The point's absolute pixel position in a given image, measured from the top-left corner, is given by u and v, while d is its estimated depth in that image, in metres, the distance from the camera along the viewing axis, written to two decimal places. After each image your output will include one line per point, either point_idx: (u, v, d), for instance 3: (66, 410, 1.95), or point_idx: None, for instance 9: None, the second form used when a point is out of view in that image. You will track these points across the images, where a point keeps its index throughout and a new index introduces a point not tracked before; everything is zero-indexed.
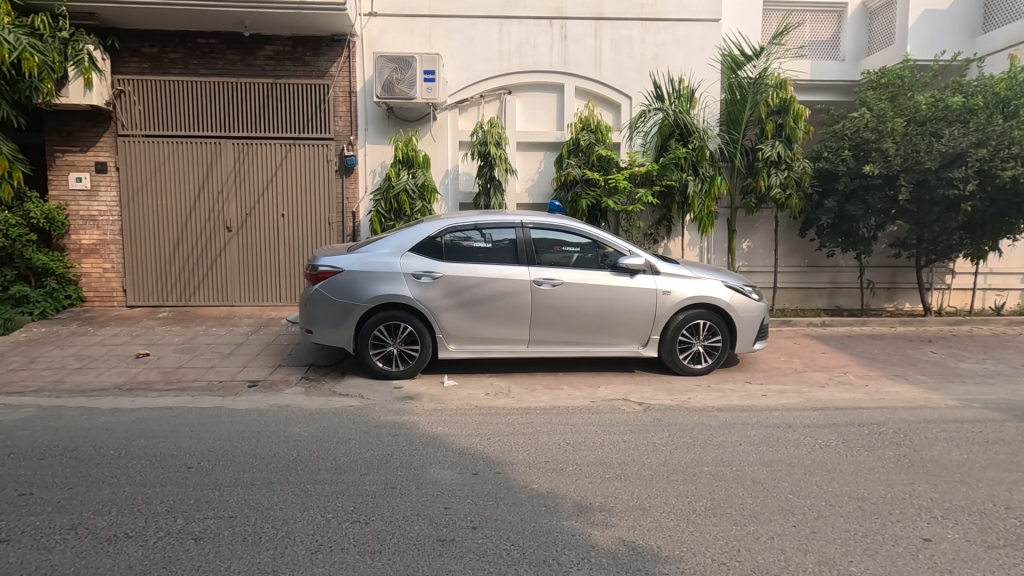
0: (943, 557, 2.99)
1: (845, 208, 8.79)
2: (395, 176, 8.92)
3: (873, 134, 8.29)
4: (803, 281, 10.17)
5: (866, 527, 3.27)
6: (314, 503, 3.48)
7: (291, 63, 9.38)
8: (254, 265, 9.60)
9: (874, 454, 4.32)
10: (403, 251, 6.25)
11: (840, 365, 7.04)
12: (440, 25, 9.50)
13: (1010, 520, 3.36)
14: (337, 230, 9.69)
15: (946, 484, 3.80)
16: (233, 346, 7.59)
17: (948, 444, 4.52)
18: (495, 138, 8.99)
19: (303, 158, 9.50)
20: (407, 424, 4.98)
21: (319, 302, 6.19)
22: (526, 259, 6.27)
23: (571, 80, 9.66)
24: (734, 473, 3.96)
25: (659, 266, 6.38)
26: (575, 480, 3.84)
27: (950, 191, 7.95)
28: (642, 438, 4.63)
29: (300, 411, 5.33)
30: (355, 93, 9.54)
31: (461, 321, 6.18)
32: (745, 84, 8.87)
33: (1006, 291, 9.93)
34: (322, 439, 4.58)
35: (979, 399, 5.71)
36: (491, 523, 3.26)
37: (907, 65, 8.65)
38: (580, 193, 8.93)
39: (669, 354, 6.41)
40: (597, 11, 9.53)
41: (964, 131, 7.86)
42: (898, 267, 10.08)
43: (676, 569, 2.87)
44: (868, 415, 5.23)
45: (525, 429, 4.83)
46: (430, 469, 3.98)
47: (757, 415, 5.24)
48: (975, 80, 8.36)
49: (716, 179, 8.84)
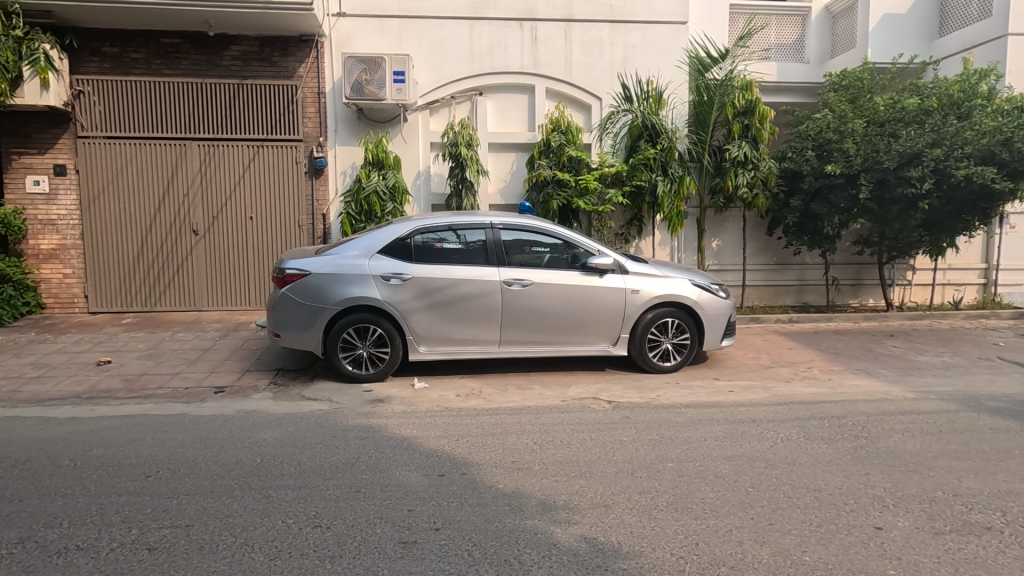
0: (893, 545, 3.08)
1: (810, 207, 9.04)
2: (365, 177, 8.87)
3: (835, 134, 8.50)
4: (772, 279, 10.38)
5: (821, 517, 3.37)
6: (275, 510, 3.44)
7: (258, 63, 9.26)
8: (223, 269, 9.44)
9: (834, 446, 4.43)
10: (372, 252, 6.21)
11: (805, 360, 7.20)
12: (410, 26, 9.46)
13: (957, 506, 3.48)
14: (308, 233, 9.58)
15: (900, 474, 3.92)
16: (200, 352, 7.45)
17: (904, 435, 4.66)
18: (467, 139, 8.99)
19: (271, 160, 9.36)
20: (376, 427, 4.94)
21: (287, 306, 6.11)
22: (497, 260, 6.28)
23: (541, 81, 9.71)
24: (698, 468, 4.03)
25: (629, 265, 6.45)
26: (541, 479, 3.87)
27: (908, 190, 8.19)
28: (610, 436, 4.68)
29: (267, 416, 5.26)
30: (324, 94, 9.45)
31: (431, 323, 6.16)
32: (712, 86, 9.05)
33: (964, 286, 10.25)
34: (289, 444, 4.53)
35: (936, 392, 5.90)
36: (455, 524, 3.26)
37: (867, 67, 8.87)
38: (552, 194, 8.97)
39: (638, 353, 6.49)
40: (567, 13, 9.59)
41: (920, 131, 8.11)
42: (862, 264, 10.39)
43: (637, 565, 2.89)
44: (830, 409, 5.36)
45: (494, 430, 4.84)
46: (396, 472, 3.96)
47: (724, 410, 5.33)
48: (931, 82, 8.62)
49: (685, 178, 9.00)
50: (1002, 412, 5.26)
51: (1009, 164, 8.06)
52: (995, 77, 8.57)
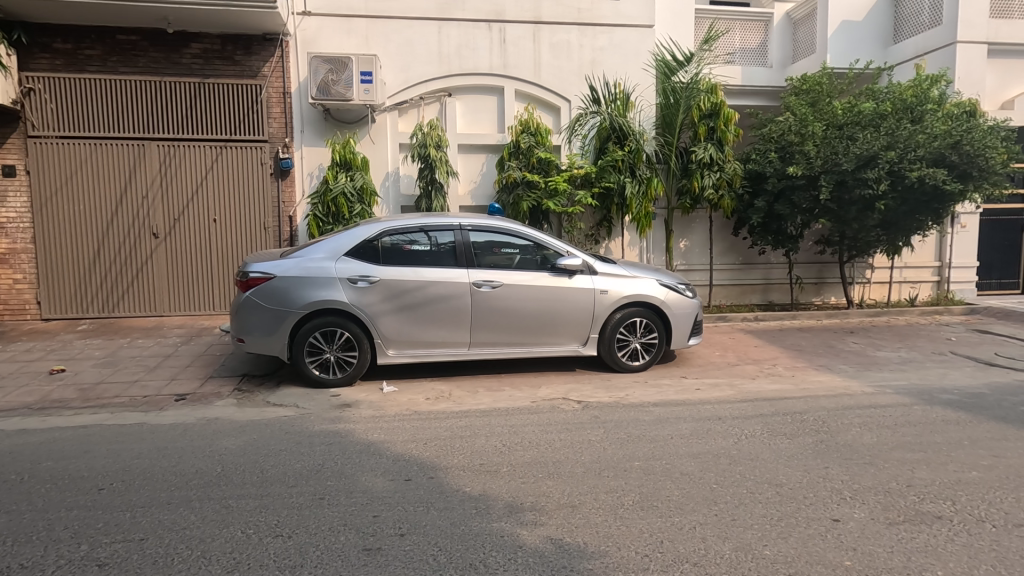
0: (850, 536, 3.17)
1: (774, 208, 9.28)
2: (332, 179, 8.75)
3: (796, 137, 8.77)
4: (739, 278, 10.60)
5: (782, 511, 3.44)
6: (234, 520, 3.34)
7: (221, 62, 9.03)
8: (185, 272, 9.18)
9: (795, 441, 4.54)
10: (339, 255, 6.12)
11: (770, 358, 7.37)
12: (378, 26, 9.36)
13: (910, 497, 3.60)
14: (274, 235, 9.38)
15: (857, 467, 4.04)
16: (161, 358, 7.21)
17: (862, 428, 4.81)
18: (436, 141, 8.95)
19: (235, 161, 9.15)
20: (343, 432, 4.86)
21: (251, 309, 5.97)
22: (466, 261, 6.26)
23: (510, 83, 9.72)
24: (664, 466, 4.07)
25: (597, 266, 6.51)
26: (509, 481, 3.86)
27: (865, 191, 8.40)
28: (578, 436, 4.70)
29: (230, 423, 5.12)
30: (289, 94, 9.27)
31: (400, 326, 6.09)
32: (678, 88, 9.19)
33: (919, 284, 10.64)
34: (251, 451, 4.42)
35: (893, 386, 6.10)
36: (420, 529, 3.23)
37: (826, 72, 9.21)
38: (521, 195, 8.97)
39: (608, 353, 6.54)
40: (535, 15, 9.63)
41: (876, 134, 8.36)
42: (824, 263, 10.71)
43: (602, 565, 2.90)
44: (792, 405, 5.49)
45: (462, 432, 4.82)
46: (362, 478, 3.91)
47: (690, 408, 5.41)
48: (887, 87, 8.96)
49: (653, 180, 9.12)
50: (954, 404, 5.46)
51: (958, 166, 8.32)
52: (945, 83, 8.96)
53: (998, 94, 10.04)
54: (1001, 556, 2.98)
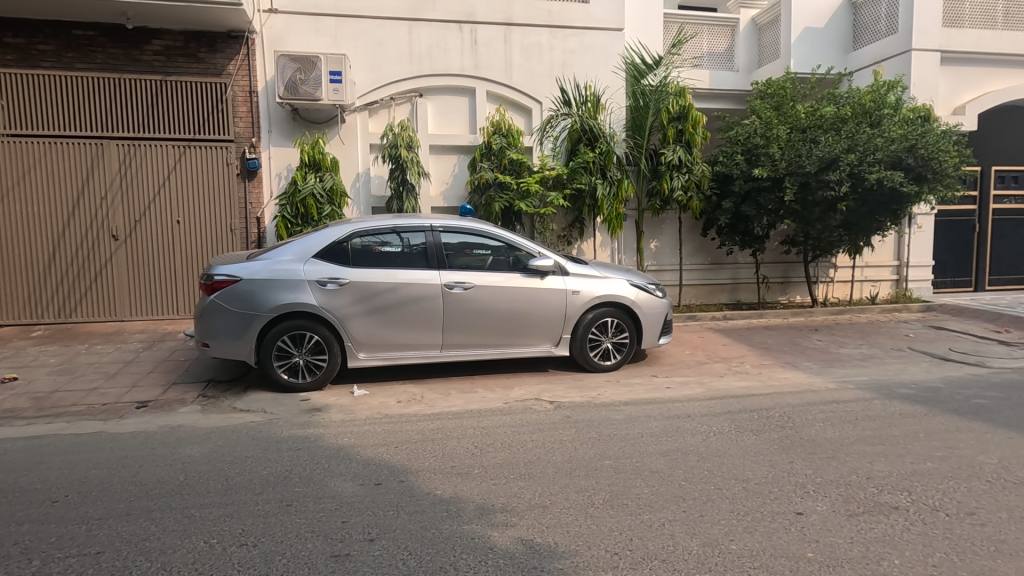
0: (812, 529, 3.25)
1: (740, 209, 9.49)
2: (301, 180, 8.60)
3: (761, 139, 9.04)
4: (708, 278, 10.81)
5: (748, 506, 3.51)
6: (197, 530, 3.25)
7: (184, 59, 8.79)
8: (147, 276, 8.90)
9: (761, 437, 4.64)
10: (308, 257, 6.01)
11: (738, 356, 7.53)
12: (347, 25, 9.24)
13: (870, 489, 3.72)
14: (240, 237, 9.16)
15: (820, 461, 4.15)
16: (121, 365, 6.98)
17: (825, 423, 4.95)
18: (407, 141, 8.89)
19: (198, 161, 8.91)
20: (311, 437, 4.77)
21: (217, 313, 5.82)
22: (438, 263, 6.22)
23: (482, 84, 9.71)
24: (634, 465, 4.12)
25: (569, 267, 6.55)
26: (480, 482, 3.85)
27: (827, 193, 8.64)
28: (550, 436, 4.72)
29: (194, 430, 4.98)
30: (256, 93, 9.08)
31: (370, 328, 6.02)
32: (648, 91, 9.32)
33: (879, 282, 11.00)
34: (216, 459, 4.31)
35: (854, 381, 6.30)
36: (390, 533, 3.20)
37: (790, 76, 9.51)
38: (493, 197, 8.97)
39: (580, 353, 6.58)
40: (506, 16, 9.64)
41: (837, 138, 8.61)
42: (789, 263, 10.99)
43: (572, 564, 2.91)
44: (759, 401, 5.62)
45: (434, 435, 4.79)
46: (331, 483, 3.84)
47: (660, 406, 5.49)
48: (847, 92, 9.26)
49: (623, 182, 9.23)
50: (911, 398, 5.66)
51: (914, 169, 8.60)
52: (901, 90, 9.30)
53: (952, 99, 10.43)
54: (954, 543, 3.09)
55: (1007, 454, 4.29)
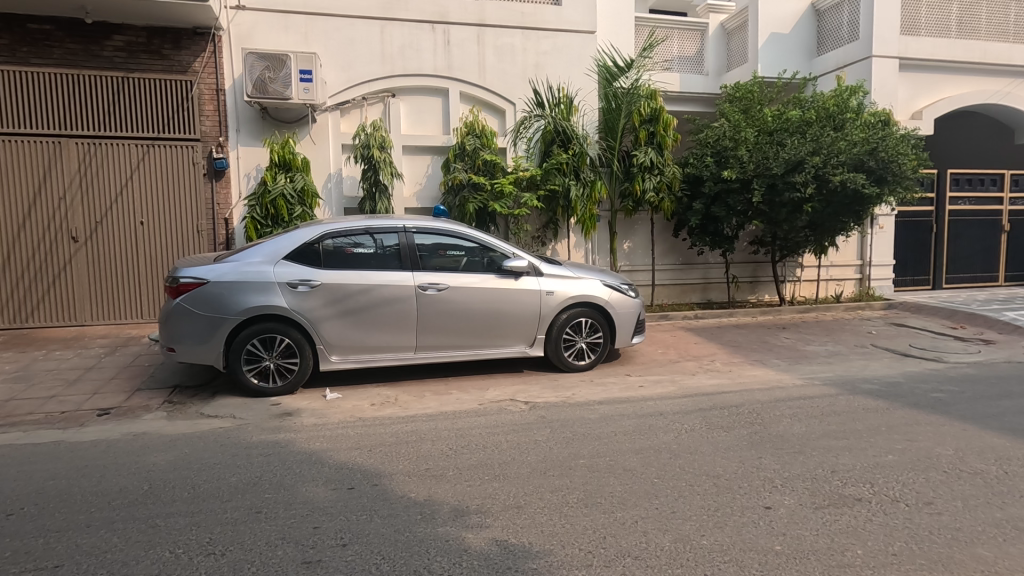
0: (780, 522, 3.32)
1: (710, 210, 9.68)
2: (271, 180, 8.45)
3: (730, 142, 9.28)
4: (679, 278, 10.98)
5: (718, 501, 3.58)
6: (162, 540, 3.16)
7: (147, 56, 8.54)
8: (109, 279, 8.62)
9: (731, 434, 4.74)
10: (277, 259, 5.91)
11: (709, 354, 7.67)
12: (318, 23, 9.11)
13: (835, 482, 3.83)
14: (207, 239, 8.94)
15: (788, 456, 4.26)
16: (82, 371, 6.74)
17: (792, 419, 5.08)
18: (379, 142, 8.80)
19: (162, 160, 8.67)
20: (282, 442, 4.68)
21: (183, 317, 5.67)
22: (412, 263, 6.18)
23: (455, 85, 9.67)
24: (607, 463, 4.16)
25: (543, 267, 6.57)
26: (454, 484, 3.84)
27: (793, 195, 8.86)
28: (525, 437, 4.73)
29: (160, 437, 4.84)
30: (223, 92, 8.88)
31: (343, 331, 5.94)
32: (619, 94, 9.41)
33: (844, 281, 11.34)
34: (182, 466, 4.19)
35: (820, 377, 6.49)
36: (363, 538, 3.16)
37: (757, 81, 9.79)
38: (467, 198, 8.95)
39: (554, 353, 6.61)
40: (479, 18, 9.64)
41: (803, 140, 8.85)
42: (758, 263, 11.25)
43: (546, 564, 2.92)
44: (729, 399, 5.74)
45: (408, 437, 4.75)
46: (302, 489, 3.78)
47: (634, 405, 5.56)
48: (812, 97, 9.55)
49: (597, 183, 9.31)
50: (873, 393, 5.85)
51: (875, 171, 8.86)
52: (862, 94, 9.61)
53: (910, 105, 10.82)
54: (913, 532, 3.21)
55: (962, 445, 4.47)
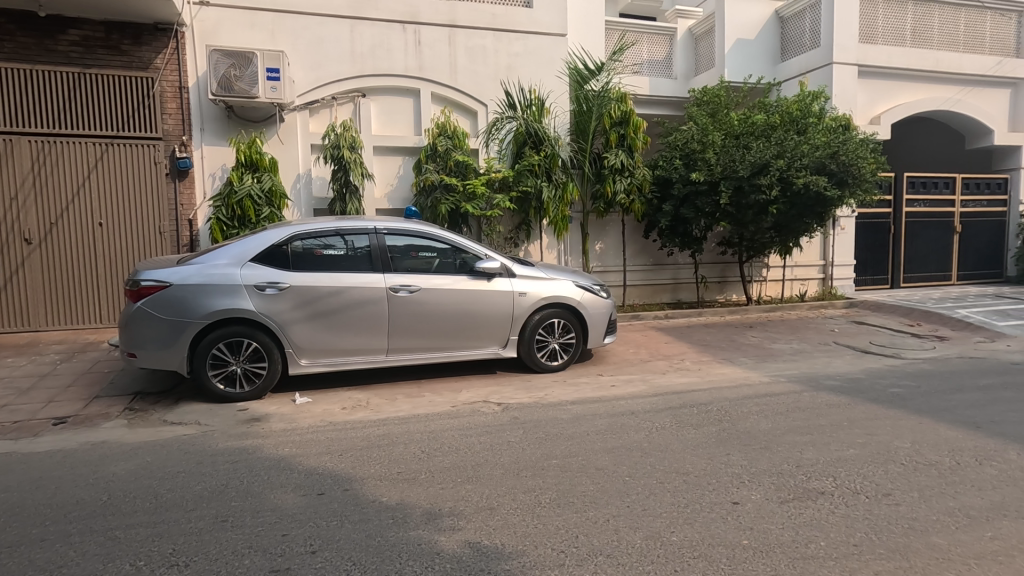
0: (747, 517, 3.40)
1: (679, 212, 9.85)
2: (237, 180, 8.25)
3: (698, 145, 9.47)
4: (650, 279, 11.14)
5: (688, 498, 3.64)
6: (122, 553, 3.05)
7: (105, 51, 8.26)
8: (66, 282, 8.29)
9: (700, 431, 4.83)
10: (244, 261, 5.78)
11: (679, 353, 7.80)
12: (285, 21, 8.95)
13: (799, 476, 3.94)
14: (171, 241, 8.68)
15: (754, 452, 4.36)
16: (36, 378, 6.47)
17: (759, 415, 5.21)
18: (349, 142, 8.69)
19: (121, 159, 8.38)
20: (249, 448, 4.58)
21: (145, 321, 5.49)
22: (383, 265, 6.11)
23: (426, 86, 9.61)
24: (580, 463, 4.19)
25: (515, 268, 6.58)
26: (427, 487, 3.81)
27: (759, 197, 9.10)
28: (498, 438, 4.73)
29: (120, 446, 4.68)
30: (186, 89, 8.64)
31: (313, 334, 5.84)
32: (590, 97, 9.47)
33: (808, 281, 11.68)
34: (144, 476, 4.05)
35: (785, 374, 6.66)
36: (333, 544, 3.11)
37: (724, 85, 10.03)
38: (439, 199, 8.92)
39: (527, 354, 6.63)
40: (450, 19, 9.61)
41: (768, 144, 9.09)
42: (726, 263, 11.50)
43: (519, 565, 2.93)
44: (698, 397, 5.85)
45: (380, 441, 4.69)
46: (271, 496, 3.70)
47: (606, 404, 5.61)
48: (776, 101, 9.81)
49: (568, 185, 9.39)
50: (836, 389, 6.04)
51: (836, 174, 9.14)
52: (824, 100, 9.92)
53: (868, 110, 11.21)
54: (873, 523, 3.32)
55: (918, 438, 4.64)
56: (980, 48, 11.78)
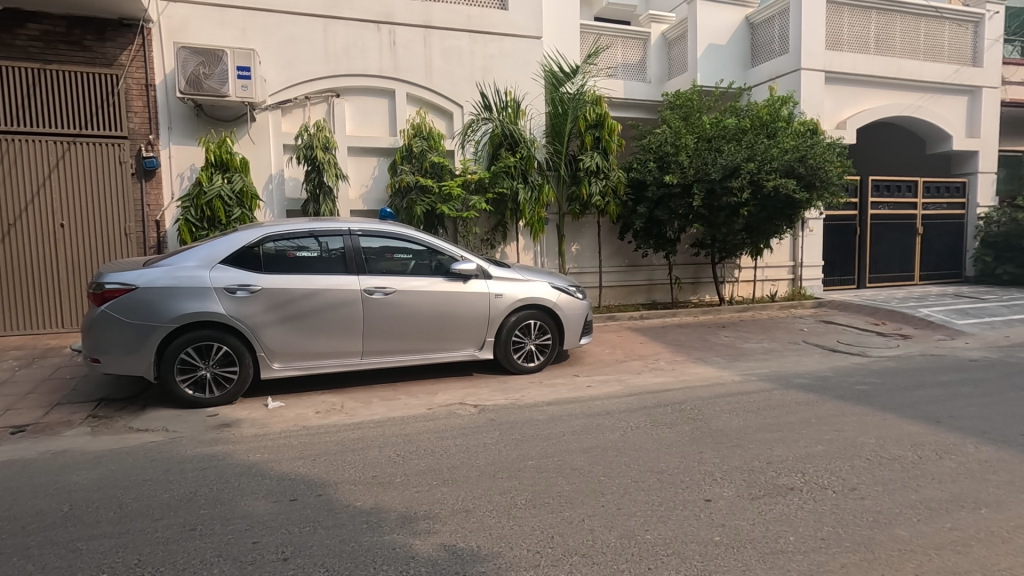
0: (719, 514, 3.46)
1: (654, 214, 9.97)
2: (206, 180, 8.08)
3: (672, 148, 9.59)
4: (626, 280, 11.26)
5: (662, 496, 3.69)
6: (84, 565, 2.95)
7: (66, 46, 7.99)
8: (26, 285, 8.01)
9: (674, 430, 4.90)
10: (214, 263, 5.66)
11: (653, 353, 7.90)
12: (256, 19, 8.80)
13: (770, 473, 4.02)
14: (137, 242, 8.44)
15: (727, 449, 4.44)
16: None
17: (731, 414, 5.30)
18: (323, 143, 8.58)
19: (84, 159, 8.13)
20: (219, 454, 4.47)
21: (109, 325, 5.33)
22: (358, 267, 6.04)
23: (401, 86, 9.55)
24: (556, 463, 4.20)
25: (491, 270, 6.58)
26: (402, 491, 3.78)
27: (731, 199, 9.29)
28: (474, 440, 4.72)
29: (83, 455, 4.52)
30: (152, 87, 8.41)
31: (285, 337, 5.74)
32: (566, 99, 9.54)
33: (778, 281, 11.94)
34: (107, 485, 3.93)
35: (756, 373, 6.80)
36: (305, 551, 3.06)
37: (696, 89, 10.21)
38: (415, 200, 8.87)
39: (504, 355, 6.63)
40: (426, 19, 9.57)
41: (738, 147, 9.28)
42: (699, 264, 11.69)
43: (495, 566, 2.93)
44: (672, 396, 5.93)
45: (354, 445, 4.64)
46: (241, 503, 3.62)
47: (582, 405, 5.65)
48: (747, 106, 10.02)
49: (544, 187, 9.43)
50: (805, 387, 6.19)
51: (805, 177, 9.36)
52: (792, 104, 10.17)
53: (835, 115, 11.54)
54: (839, 517, 3.41)
55: (883, 433, 4.79)
56: (940, 56, 12.22)
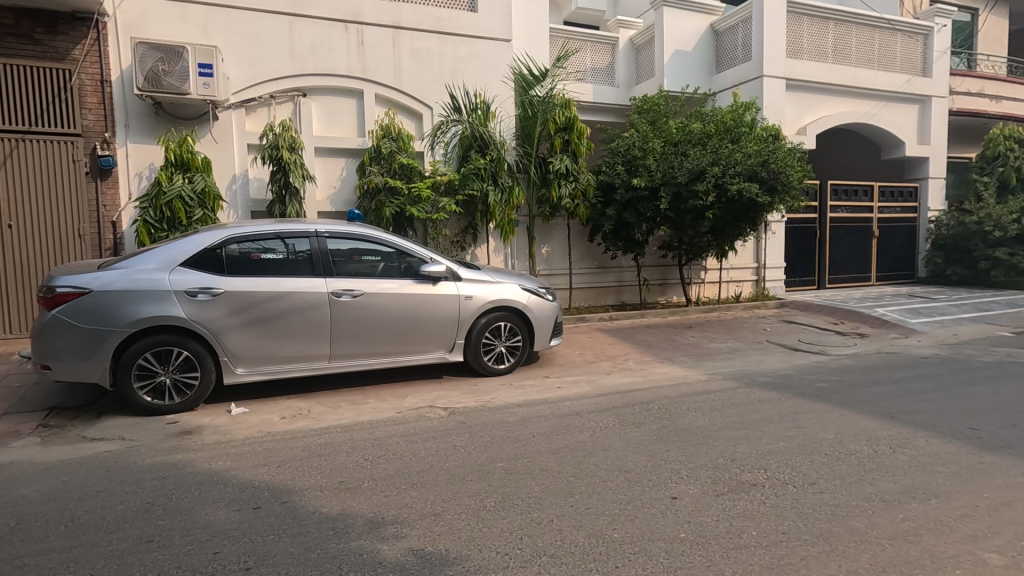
0: (685, 511, 3.52)
1: (622, 216, 10.10)
2: (166, 180, 7.84)
3: (639, 151, 9.74)
4: (596, 281, 11.37)
5: (629, 495, 3.73)
6: None
7: (14, 39, 7.65)
8: None
9: (642, 429, 4.97)
10: (174, 265, 5.49)
11: (622, 354, 7.99)
12: (219, 15, 8.58)
13: (734, 469, 4.11)
14: (92, 244, 8.11)
15: (693, 447, 4.52)
16: None
17: (697, 412, 5.41)
18: (289, 143, 8.43)
19: (35, 157, 7.80)
20: (179, 463, 4.33)
21: (61, 330, 5.12)
22: (325, 269, 5.94)
23: (369, 86, 9.45)
24: (525, 465, 4.22)
25: (461, 272, 6.55)
26: (370, 496, 3.73)
27: (696, 202, 9.48)
28: (443, 443, 4.70)
29: (31, 466, 4.32)
30: (109, 84, 8.11)
31: (250, 341, 5.61)
32: (535, 102, 9.61)
33: (743, 282, 12.24)
34: (59, 497, 3.76)
35: (721, 372, 6.96)
36: (268, 560, 2.99)
37: (662, 94, 10.42)
38: (384, 202, 8.78)
39: (474, 357, 6.61)
40: (394, 19, 9.49)
41: (703, 152, 9.49)
42: (667, 266, 11.91)
43: (463, 569, 2.92)
44: (641, 396, 6.02)
45: (322, 450, 4.56)
46: (202, 512, 3.52)
47: (552, 406, 5.68)
48: (711, 112, 10.26)
49: (514, 189, 9.44)
50: (768, 385, 6.36)
51: (767, 181, 9.61)
52: (755, 110, 10.46)
53: (795, 121, 11.90)
54: (800, 511, 3.51)
55: (841, 429, 4.95)
56: (892, 66, 12.75)
